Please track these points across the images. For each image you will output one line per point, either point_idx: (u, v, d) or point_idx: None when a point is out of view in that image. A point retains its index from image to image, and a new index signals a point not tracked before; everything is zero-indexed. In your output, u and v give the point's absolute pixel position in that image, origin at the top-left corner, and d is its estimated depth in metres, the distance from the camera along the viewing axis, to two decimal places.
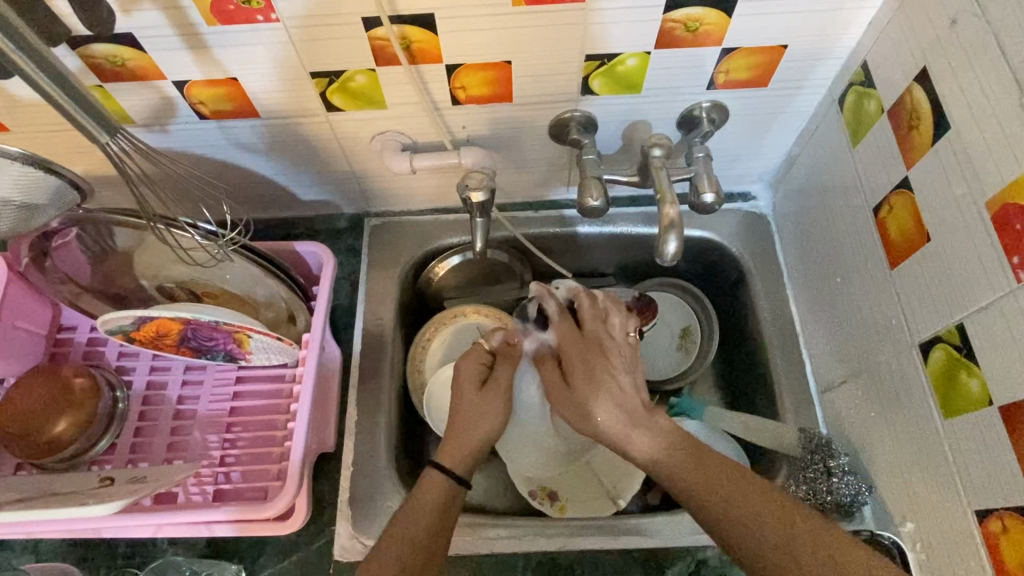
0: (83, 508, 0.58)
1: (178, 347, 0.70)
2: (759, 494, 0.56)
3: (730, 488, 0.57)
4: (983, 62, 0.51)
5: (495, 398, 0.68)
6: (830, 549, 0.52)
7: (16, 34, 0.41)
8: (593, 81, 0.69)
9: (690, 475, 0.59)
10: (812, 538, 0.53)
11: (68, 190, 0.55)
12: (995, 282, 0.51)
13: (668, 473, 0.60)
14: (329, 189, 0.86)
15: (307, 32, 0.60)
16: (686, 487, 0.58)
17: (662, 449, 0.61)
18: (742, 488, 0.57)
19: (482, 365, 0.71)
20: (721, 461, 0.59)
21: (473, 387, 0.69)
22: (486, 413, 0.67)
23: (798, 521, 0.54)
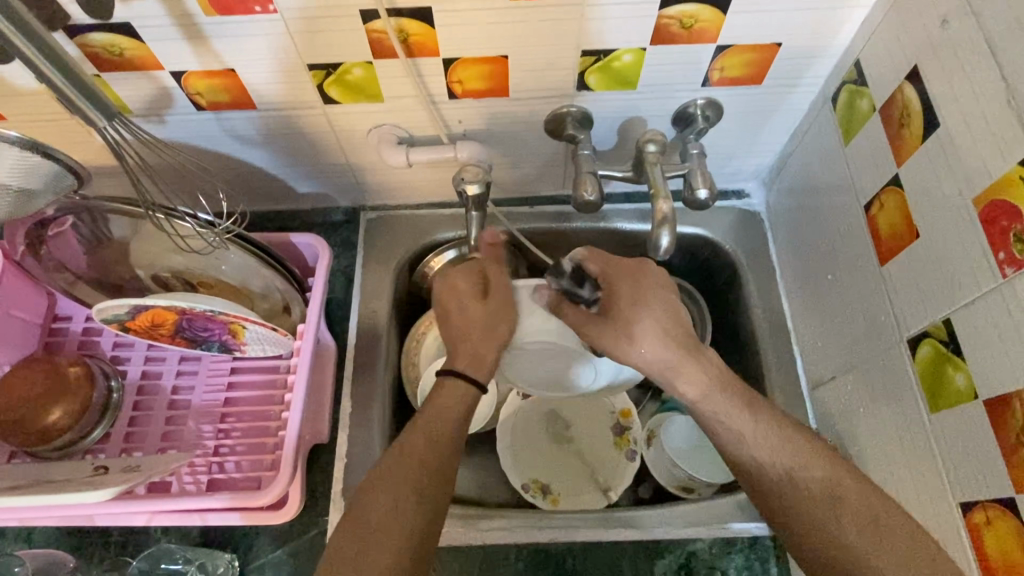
0: (78, 495, 0.58)
1: (173, 337, 0.70)
2: (808, 468, 0.60)
3: (781, 457, 0.61)
4: (973, 60, 0.51)
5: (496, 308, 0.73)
6: (872, 517, 0.56)
7: (16, 17, 0.41)
8: (589, 77, 0.69)
9: (738, 438, 0.63)
10: (856, 508, 0.57)
11: (66, 177, 0.55)
12: (981, 279, 0.52)
13: (722, 420, 0.64)
14: (326, 182, 0.86)
15: (306, 24, 0.60)
16: (734, 449, 0.63)
17: (708, 393, 0.64)
18: (791, 458, 0.60)
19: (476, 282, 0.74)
20: (774, 438, 0.62)
21: (479, 302, 0.72)
22: (494, 320, 0.72)
23: (845, 490, 0.58)
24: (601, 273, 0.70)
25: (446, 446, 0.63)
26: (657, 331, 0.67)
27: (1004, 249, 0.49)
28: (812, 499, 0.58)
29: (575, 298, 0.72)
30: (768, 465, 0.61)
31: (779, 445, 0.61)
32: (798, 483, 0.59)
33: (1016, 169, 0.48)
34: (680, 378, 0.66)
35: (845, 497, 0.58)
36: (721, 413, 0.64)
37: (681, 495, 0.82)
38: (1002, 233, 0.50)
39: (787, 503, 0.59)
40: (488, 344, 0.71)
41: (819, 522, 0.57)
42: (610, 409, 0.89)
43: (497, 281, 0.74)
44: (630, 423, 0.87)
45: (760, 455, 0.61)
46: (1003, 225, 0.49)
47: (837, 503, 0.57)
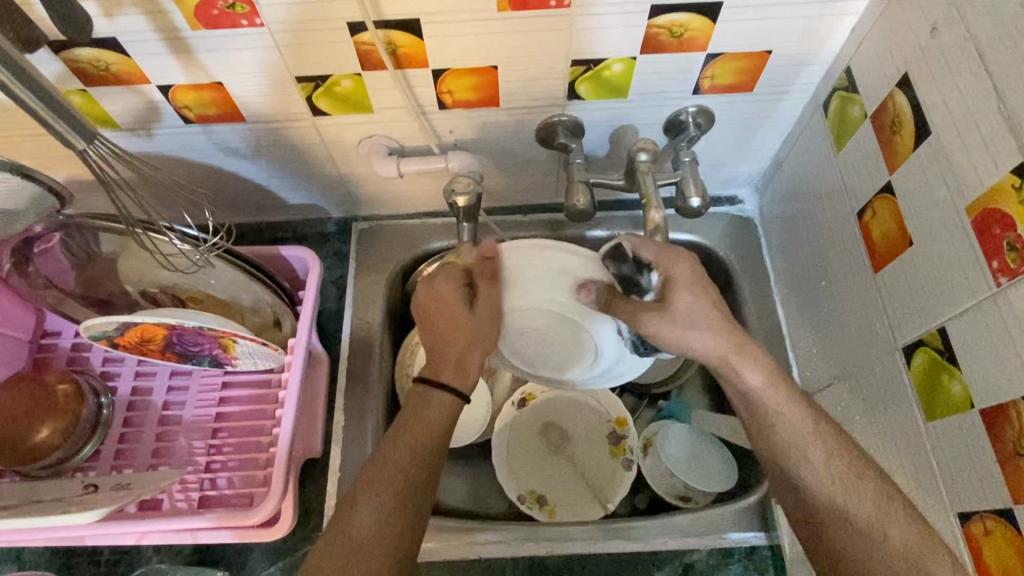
0: (64, 517, 0.57)
1: (163, 352, 0.70)
2: (859, 478, 0.57)
3: (836, 460, 0.58)
4: (964, 67, 0.51)
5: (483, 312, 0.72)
6: (916, 543, 0.53)
7: None
8: (579, 86, 0.69)
9: (788, 433, 0.60)
10: (902, 530, 0.54)
11: (47, 196, 0.55)
12: (975, 287, 0.51)
13: (775, 415, 0.60)
14: (318, 193, 0.86)
15: (294, 36, 0.60)
16: (784, 444, 0.59)
17: (765, 386, 0.61)
18: (848, 462, 0.58)
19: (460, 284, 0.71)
20: (830, 440, 0.59)
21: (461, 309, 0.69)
22: (482, 330, 0.71)
23: (896, 510, 0.55)
24: (654, 261, 0.65)
25: (426, 456, 0.62)
26: (716, 323, 0.62)
27: (997, 257, 0.49)
28: (853, 509, 0.56)
29: (631, 287, 0.69)
30: (819, 465, 0.58)
31: (835, 448, 0.58)
32: (844, 488, 0.57)
33: (1009, 177, 0.48)
34: (737, 369, 0.62)
35: (887, 512, 0.55)
36: (781, 409, 0.60)
37: (678, 505, 0.81)
38: (995, 242, 0.49)
39: (826, 504, 0.57)
40: (472, 353, 0.69)
41: (855, 531, 0.55)
42: (604, 418, 0.87)
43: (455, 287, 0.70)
44: (626, 431, 0.86)
45: (811, 454, 0.58)
46: (996, 234, 0.49)
47: (878, 519, 0.55)
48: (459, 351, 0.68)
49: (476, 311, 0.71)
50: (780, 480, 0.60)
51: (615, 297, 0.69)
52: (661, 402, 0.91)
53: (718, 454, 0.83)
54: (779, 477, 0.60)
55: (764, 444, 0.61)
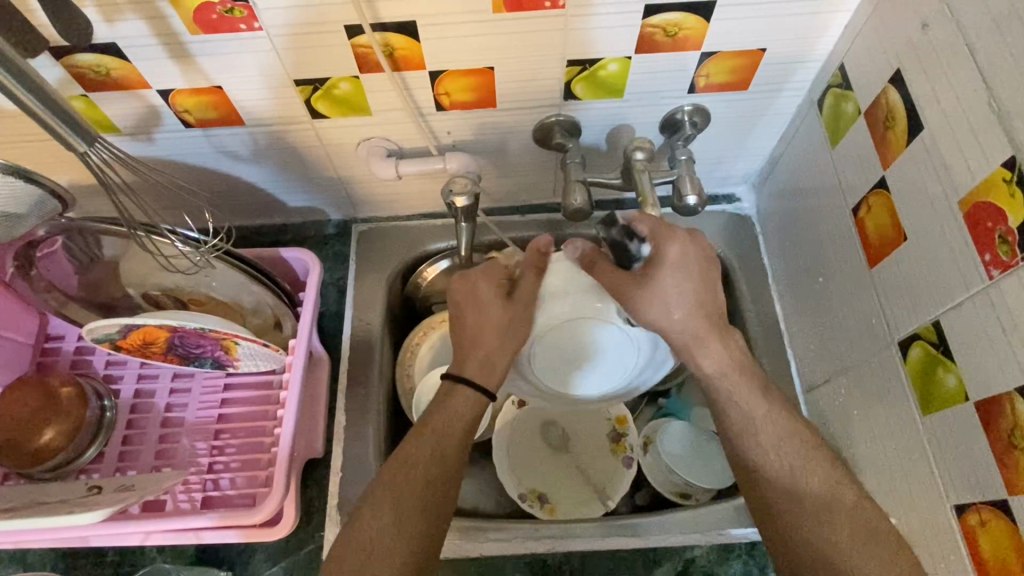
0: (69, 517, 0.58)
1: (166, 354, 0.70)
2: (806, 462, 0.59)
3: (786, 448, 0.60)
4: (954, 63, 0.52)
5: (517, 316, 0.67)
6: (862, 525, 0.56)
7: None
8: (575, 86, 0.69)
9: (739, 421, 0.62)
10: (848, 513, 0.56)
11: (49, 199, 0.55)
12: (969, 281, 0.52)
13: (732, 399, 0.62)
14: (318, 195, 0.86)
15: (293, 40, 0.60)
16: (736, 433, 0.62)
17: (727, 367, 0.63)
18: (796, 449, 0.60)
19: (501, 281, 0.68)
20: (783, 427, 0.61)
21: (501, 302, 0.67)
22: (510, 327, 0.67)
23: (843, 495, 0.57)
24: (648, 234, 0.63)
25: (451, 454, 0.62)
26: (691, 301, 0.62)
27: (990, 251, 0.49)
28: (806, 491, 0.58)
29: (619, 255, 0.65)
30: (774, 450, 0.60)
31: (787, 436, 0.60)
32: (794, 472, 0.59)
33: (1000, 171, 0.48)
34: (701, 353, 0.63)
35: (838, 497, 0.57)
36: (737, 393, 0.62)
37: (679, 502, 0.82)
38: (986, 235, 0.50)
39: (780, 486, 0.59)
40: (501, 352, 0.67)
41: (806, 511, 0.57)
42: (605, 416, 0.88)
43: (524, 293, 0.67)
44: (627, 429, 0.87)
45: (765, 440, 0.61)
46: (988, 227, 0.50)
47: (827, 500, 0.57)
48: (495, 351, 0.66)
49: (512, 301, 0.67)
50: (738, 471, 0.62)
51: (601, 258, 0.66)
52: (662, 399, 0.92)
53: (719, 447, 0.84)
54: (738, 469, 0.62)
55: (725, 434, 0.63)
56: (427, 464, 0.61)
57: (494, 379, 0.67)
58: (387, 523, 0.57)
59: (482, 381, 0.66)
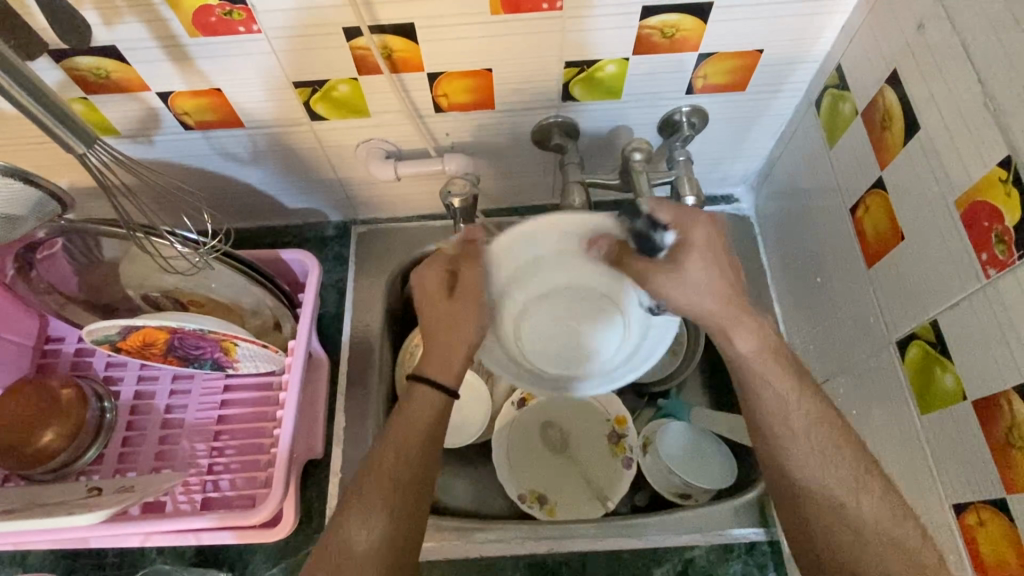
0: (69, 518, 0.58)
1: (165, 355, 0.70)
2: (835, 450, 0.57)
3: (818, 436, 0.57)
4: (950, 63, 0.52)
5: (467, 309, 0.64)
6: (888, 519, 0.54)
7: None
8: (573, 88, 0.70)
9: (767, 405, 0.59)
10: (874, 507, 0.55)
11: (49, 201, 0.55)
12: (967, 280, 0.52)
13: (758, 381, 0.60)
14: (317, 197, 0.87)
15: (292, 42, 0.61)
16: (760, 419, 0.60)
17: (756, 350, 0.60)
18: (828, 436, 0.57)
19: (447, 272, 0.66)
20: (816, 412, 0.58)
21: (441, 297, 0.65)
22: (460, 321, 0.64)
23: (873, 484, 0.56)
24: (671, 222, 0.62)
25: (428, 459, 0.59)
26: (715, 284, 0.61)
27: (987, 250, 0.49)
28: (829, 482, 0.56)
29: (642, 244, 0.65)
30: (801, 435, 0.58)
31: (818, 420, 0.58)
32: (823, 462, 0.56)
33: (996, 170, 0.48)
34: (734, 334, 0.60)
35: (864, 487, 0.56)
36: (768, 378, 0.59)
37: (678, 501, 0.82)
38: (983, 234, 0.50)
39: (802, 474, 0.57)
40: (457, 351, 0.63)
41: (827, 503, 0.56)
42: (603, 417, 0.87)
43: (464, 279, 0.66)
44: (626, 430, 0.86)
45: (794, 425, 0.58)
46: (984, 226, 0.50)
47: (852, 494, 0.55)
48: (453, 344, 0.63)
49: (455, 296, 0.65)
50: (763, 451, 0.60)
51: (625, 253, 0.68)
52: (661, 399, 0.91)
53: (717, 448, 0.84)
54: (762, 449, 0.60)
55: (753, 416, 0.61)
56: (395, 469, 0.58)
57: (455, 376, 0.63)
58: (355, 534, 0.55)
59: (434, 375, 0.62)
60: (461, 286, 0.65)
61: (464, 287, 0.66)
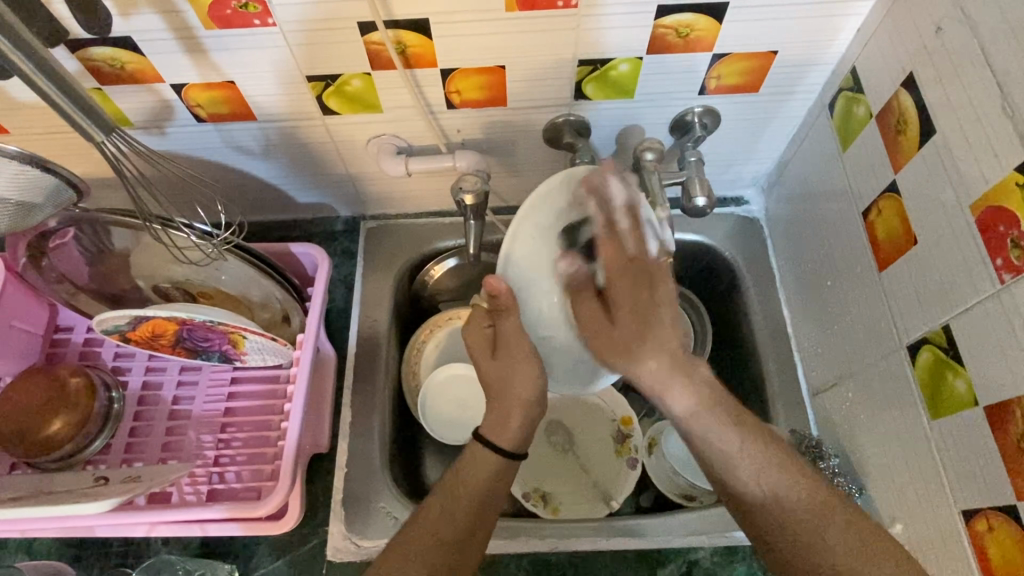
0: (77, 506, 0.58)
1: (174, 347, 0.71)
2: (791, 483, 0.56)
3: (770, 477, 0.56)
4: (968, 67, 0.52)
5: (512, 363, 0.64)
6: (862, 540, 0.53)
7: (24, 43, 0.42)
8: (586, 86, 0.70)
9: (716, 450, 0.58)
10: (844, 533, 0.53)
11: (65, 189, 0.56)
12: (981, 285, 0.51)
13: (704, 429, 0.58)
14: (326, 191, 0.87)
15: (306, 36, 0.61)
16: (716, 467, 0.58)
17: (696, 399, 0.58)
18: (777, 476, 0.56)
19: (484, 328, 0.67)
20: (762, 455, 0.57)
21: (487, 355, 0.65)
22: (508, 379, 0.64)
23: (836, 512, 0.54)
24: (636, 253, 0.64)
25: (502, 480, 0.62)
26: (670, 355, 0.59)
27: (1002, 255, 0.49)
28: (794, 518, 0.55)
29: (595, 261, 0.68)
30: (752, 480, 0.56)
31: (765, 460, 0.57)
32: (781, 499, 0.55)
33: (1013, 176, 0.48)
34: (664, 393, 0.59)
35: (828, 515, 0.54)
36: (709, 428, 0.58)
37: (682, 503, 0.82)
38: (999, 239, 0.49)
39: (768, 518, 0.56)
40: (516, 409, 0.62)
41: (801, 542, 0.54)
42: (610, 417, 0.88)
43: (510, 338, 0.64)
44: (631, 430, 0.87)
45: (746, 473, 0.57)
46: (1001, 231, 0.49)
47: (819, 523, 0.54)
48: (507, 404, 0.63)
49: (497, 352, 0.65)
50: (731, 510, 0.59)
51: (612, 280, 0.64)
52: None
53: None
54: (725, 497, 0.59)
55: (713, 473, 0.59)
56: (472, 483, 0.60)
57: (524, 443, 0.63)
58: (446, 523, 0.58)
59: (500, 437, 0.62)
60: (505, 342, 0.64)
61: (508, 337, 0.64)
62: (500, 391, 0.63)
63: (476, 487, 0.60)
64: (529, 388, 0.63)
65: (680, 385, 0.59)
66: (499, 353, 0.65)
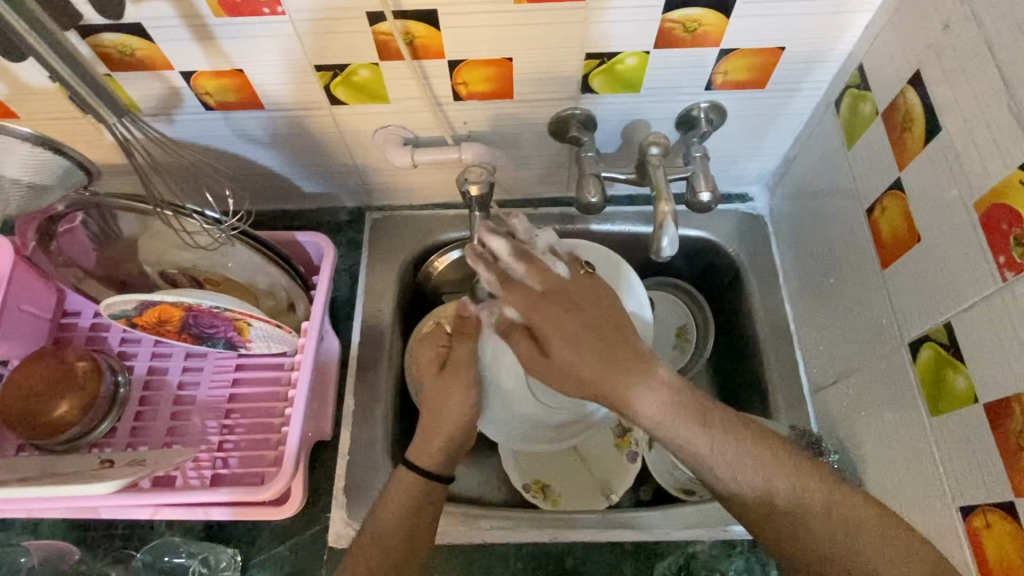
0: (83, 487, 0.59)
1: (180, 333, 0.71)
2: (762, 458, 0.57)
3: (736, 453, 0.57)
4: (974, 65, 0.52)
5: (456, 387, 0.66)
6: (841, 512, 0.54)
7: (40, 24, 0.43)
8: (593, 80, 0.70)
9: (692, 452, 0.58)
10: (823, 504, 0.55)
11: (76, 172, 0.56)
12: (984, 282, 0.52)
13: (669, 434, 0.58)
14: (332, 181, 0.87)
15: (314, 25, 0.61)
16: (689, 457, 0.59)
17: (665, 405, 0.58)
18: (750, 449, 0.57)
19: (440, 349, 0.70)
20: (734, 434, 0.57)
21: (433, 370, 0.68)
22: (442, 400, 0.66)
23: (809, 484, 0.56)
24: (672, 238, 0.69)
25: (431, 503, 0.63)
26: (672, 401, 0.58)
27: (1004, 252, 0.49)
28: (773, 494, 0.56)
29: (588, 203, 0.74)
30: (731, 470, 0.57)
31: (730, 438, 0.57)
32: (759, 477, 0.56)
33: (1016, 173, 0.48)
34: (630, 406, 0.59)
35: (804, 496, 0.55)
36: (686, 437, 0.58)
37: (682, 498, 0.82)
38: (1002, 238, 0.50)
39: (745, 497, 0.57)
40: (439, 435, 0.65)
41: (792, 515, 0.55)
42: None
43: (458, 361, 0.67)
44: (632, 424, 0.88)
45: (718, 463, 0.57)
46: (1004, 229, 0.49)
47: (797, 498, 0.55)
48: (438, 427, 0.65)
49: (444, 369, 0.68)
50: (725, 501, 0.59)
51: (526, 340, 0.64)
52: None
53: None
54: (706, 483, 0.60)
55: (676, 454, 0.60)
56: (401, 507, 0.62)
57: (447, 462, 0.65)
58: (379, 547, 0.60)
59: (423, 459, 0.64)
60: (455, 365, 0.67)
61: (459, 361, 0.67)
62: (436, 415, 0.66)
63: (405, 509, 0.62)
64: (463, 413, 0.65)
65: (647, 394, 0.58)
66: (444, 372, 0.67)
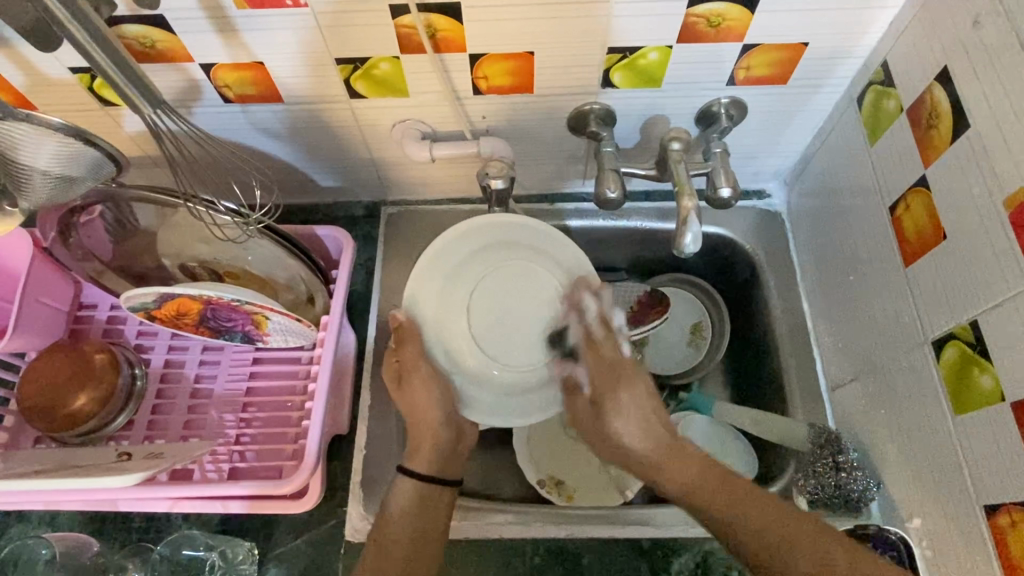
0: (104, 479, 0.59)
1: (198, 326, 0.71)
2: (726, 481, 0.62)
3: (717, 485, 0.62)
4: (1004, 61, 0.51)
5: (423, 390, 0.70)
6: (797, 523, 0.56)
7: (78, 10, 0.43)
8: (614, 75, 0.70)
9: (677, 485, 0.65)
10: (777, 514, 0.57)
11: (106, 164, 0.56)
12: (1012, 279, 0.51)
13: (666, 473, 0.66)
14: (349, 175, 0.87)
15: (335, 17, 0.61)
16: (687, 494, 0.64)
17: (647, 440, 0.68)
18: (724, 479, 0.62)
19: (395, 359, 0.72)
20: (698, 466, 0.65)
21: (395, 385, 0.71)
22: (415, 407, 0.69)
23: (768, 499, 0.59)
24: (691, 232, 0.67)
25: (435, 509, 0.67)
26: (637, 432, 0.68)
27: None
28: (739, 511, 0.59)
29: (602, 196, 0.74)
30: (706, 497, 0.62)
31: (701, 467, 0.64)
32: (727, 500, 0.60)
33: None
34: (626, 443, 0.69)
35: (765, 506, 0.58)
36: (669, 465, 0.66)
37: None
38: None
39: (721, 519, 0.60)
40: (429, 442, 0.69)
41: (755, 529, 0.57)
42: None
43: (412, 365, 0.70)
44: None
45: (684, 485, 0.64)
46: None
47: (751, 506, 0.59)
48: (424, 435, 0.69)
49: (404, 381, 0.70)
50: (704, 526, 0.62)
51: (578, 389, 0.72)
52: (684, 393, 0.91)
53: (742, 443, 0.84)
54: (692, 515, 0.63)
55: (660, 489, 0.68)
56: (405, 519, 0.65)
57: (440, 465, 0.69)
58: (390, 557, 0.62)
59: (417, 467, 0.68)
60: (411, 371, 0.70)
61: (411, 367, 0.70)
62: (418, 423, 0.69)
63: (407, 520, 0.65)
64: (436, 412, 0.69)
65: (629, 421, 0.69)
66: (403, 385, 0.70)
